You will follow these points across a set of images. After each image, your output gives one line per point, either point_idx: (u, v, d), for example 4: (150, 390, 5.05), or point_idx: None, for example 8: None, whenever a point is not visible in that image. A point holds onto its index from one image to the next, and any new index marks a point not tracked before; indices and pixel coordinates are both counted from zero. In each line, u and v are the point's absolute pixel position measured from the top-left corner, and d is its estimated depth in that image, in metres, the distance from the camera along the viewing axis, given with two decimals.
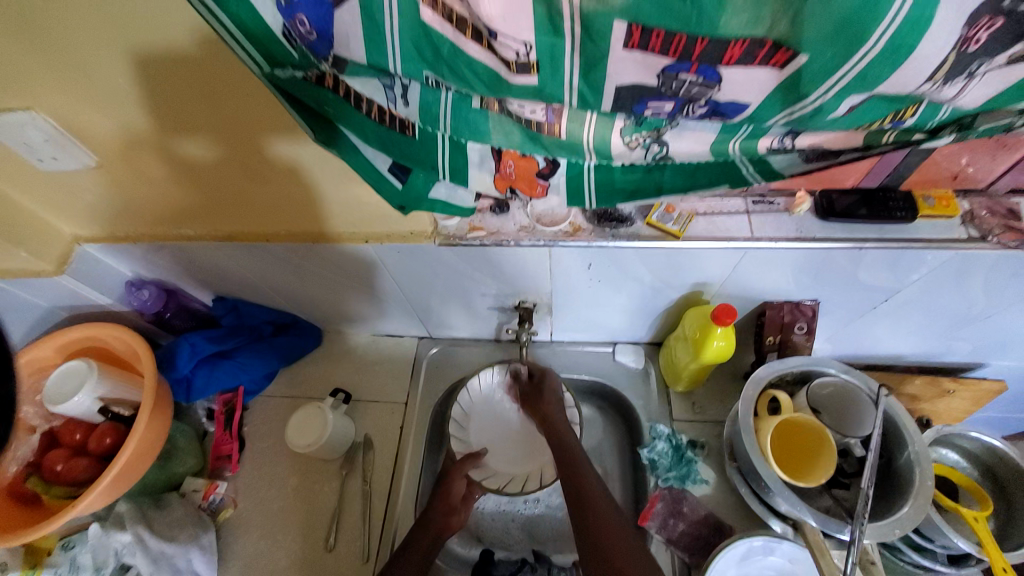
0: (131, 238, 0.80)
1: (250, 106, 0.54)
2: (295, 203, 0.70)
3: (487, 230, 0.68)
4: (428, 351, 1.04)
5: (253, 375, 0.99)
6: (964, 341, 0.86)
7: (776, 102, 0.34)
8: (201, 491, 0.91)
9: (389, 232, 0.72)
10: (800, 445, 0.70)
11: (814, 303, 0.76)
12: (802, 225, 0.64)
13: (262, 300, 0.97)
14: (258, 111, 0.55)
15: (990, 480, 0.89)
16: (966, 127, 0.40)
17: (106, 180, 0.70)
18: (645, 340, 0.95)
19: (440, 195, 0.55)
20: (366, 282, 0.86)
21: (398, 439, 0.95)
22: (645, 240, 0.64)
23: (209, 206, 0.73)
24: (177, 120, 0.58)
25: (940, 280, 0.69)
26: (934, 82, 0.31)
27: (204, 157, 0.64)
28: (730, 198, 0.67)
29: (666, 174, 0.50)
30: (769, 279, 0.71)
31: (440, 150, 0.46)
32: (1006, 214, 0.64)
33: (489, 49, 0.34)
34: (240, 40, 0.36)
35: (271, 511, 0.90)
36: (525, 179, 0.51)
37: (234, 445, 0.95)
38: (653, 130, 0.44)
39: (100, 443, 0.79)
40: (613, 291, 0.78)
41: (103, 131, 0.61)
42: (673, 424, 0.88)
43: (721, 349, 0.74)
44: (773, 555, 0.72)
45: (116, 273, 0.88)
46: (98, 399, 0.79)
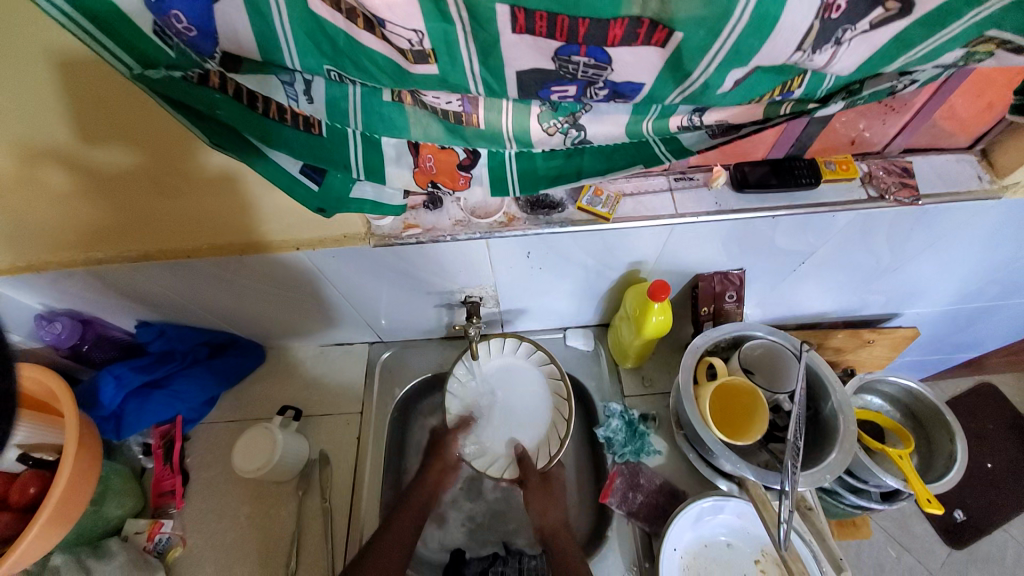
0: (34, 267, 0.73)
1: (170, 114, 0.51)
2: (222, 215, 0.67)
3: (422, 227, 0.67)
4: (380, 356, 1.02)
5: (190, 402, 0.93)
6: (877, 293, 0.94)
7: (668, 79, 0.35)
8: (145, 532, 0.85)
9: (321, 237, 0.70)
10: (738, 406, 0.74)
11: (740, 271, 0.80)
12: (721, 199, 0.68)
13: (193, 321, 0.91)
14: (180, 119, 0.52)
15: (910, 419, 0.98)
16: (855, 92, 0.43)
17: (4, 200, 0.62)
18: (593, 322, 0.97)
19: (366, 194, 0.53)
20: (312, 295, 0.84)
21: (356, 449, 0.92)
22: (578, 225, 0.65)
23: (127, 222, 0.67)
24: (98, 131, 0.53)
25: (849, 239, 0.75)
26: (804, 51, 0.33)
27: (127, 170, 0.59)
28: (654, 177, 0.70)
29: (585, 158, 0.51)
30: (698, 252, 0.75)
31: (352, 147, 0.45)
32: (900, 173, 0.71)
33: (384, 39, 0.33)
34: (100, 39, 0.33)
35: (224, 543, 0.86)
36: (445, 173, 0.50)
37: (176, 479, 0.89)
38: (569, 115, 0.44)
39: (22, 494, 0.71)
40: (557, 277, 0.79)
41: (4, 145, 0.54)
42: (625, 400, 0.91)
43: (660, 323, 0.78)
44: (723, 513, 0.77)
45: (19, 307, 0.80)
46: (16, 447, 0.73)
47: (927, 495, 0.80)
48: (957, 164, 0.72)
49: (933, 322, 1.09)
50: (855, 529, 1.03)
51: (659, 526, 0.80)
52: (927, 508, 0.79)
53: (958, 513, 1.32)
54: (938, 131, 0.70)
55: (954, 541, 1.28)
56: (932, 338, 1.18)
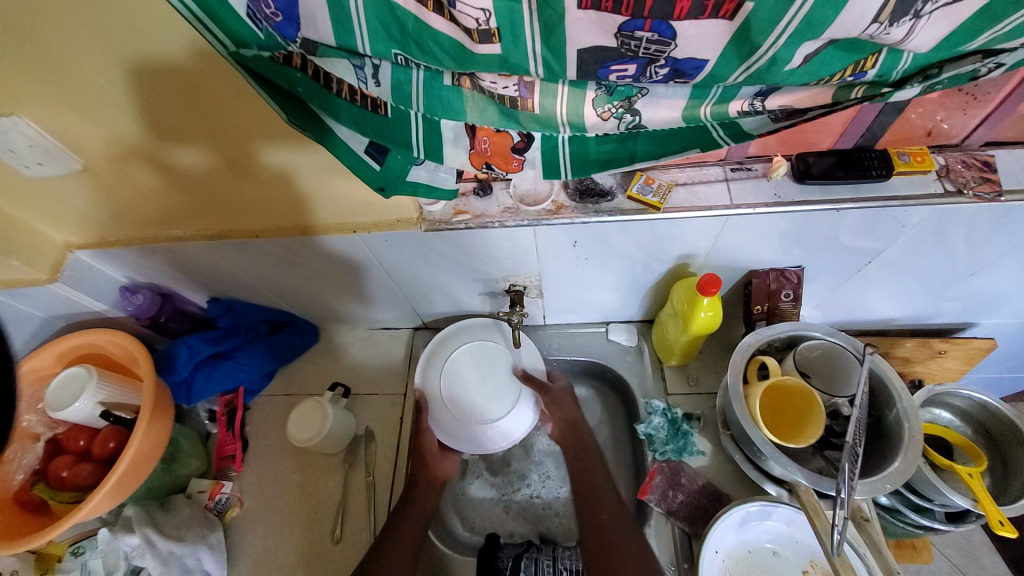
0: (124, 243, 0.81)
1: (239, 114, 0.56)
2: (278, 205, 0.72)
3: (471, 213, 0.69)
4: (424, 342, 1.05)
5: (252, 374, 1.00)
6: (951, 300, 0.87)
7: (733, 57, 0.35)
8: (207, 491, 0.92)
9: (375, 221, 0.73)
10: (790, 407, 0.71)
11: (799, 269, 0.77)
12: (781, 190, 0.65)
13: (256, 299, 0.98)
14: (247, 120, 0.57)
15: (984, 437, 0.90)
16: (932, 77, 0.41)
17: (95, 185, 0.70)
18: (637, 318, 0.96)
19: (421, 177, 0.56)
20: (365, 281, 0.89)
21: (398, 430, 0.96)
22: (628, 214, 0.65)
23: (193, 209, 0.74)
24: (168, 130, 0.59)
25: (922, 238, 0.70)
26: (881, 23, 0.32)
27: (195, 165, 0.65)
28: (708, 167, 0.68)
29: (640, 143, 0.51)
30: (751, 248, 0.73)
31: (414, 128, 0.47)
32: (981, 168, 0.65)
33: (451, 20, 0.35)
34: (202, 18, 0.37)
35: (276, 506, 0.92)
36: (499, 155, 0.51)
37: (236, 445, 0.96)
38: (624, 100, 0.44)
39: (104, 447, 0.80)
40: (602, 269, 0.79)
41: (94, 139, 0.62)
42: (668, 398, 0.90)
43: (708, 319, 0.75)
44: (771, 519, 0.74)
45: (109, 279, 0.88)
46: (99, 403, 0.80)
47: (999, 517, 0.73)
48: None
49: (1016, 337, 1.00)
50: (916, 552, 0.96)
51: (699, 527, 0.78)
52: (998, 532, 0.73)
53: None
54: None
55: None
56: (1012, 353, 1.08)
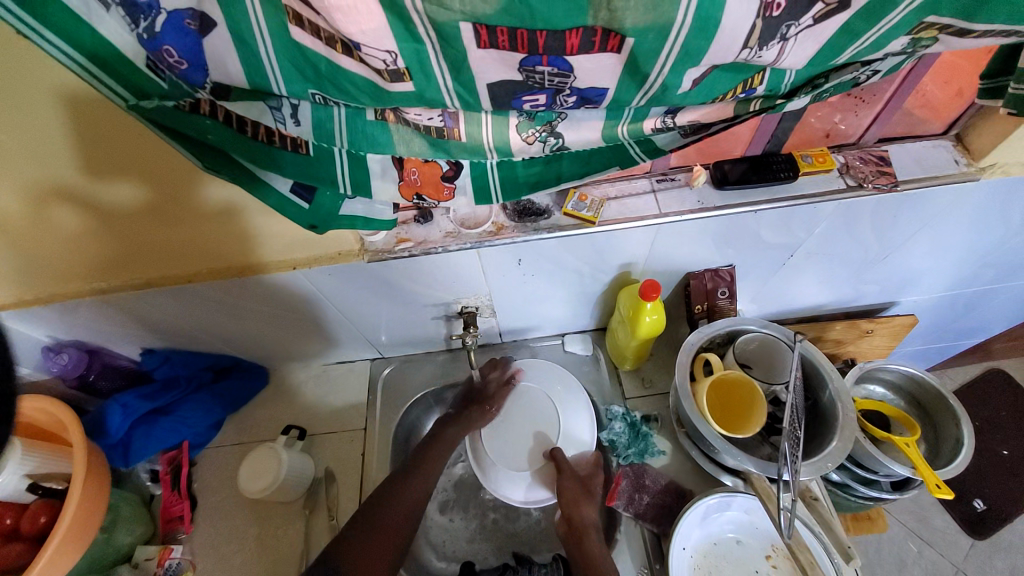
0: (44, 300, 0.75)
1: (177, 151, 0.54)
2: (222, 243, 0.69)
3: (414, 240, 0.69)
4: (381, 372, 1.03)
5: (196, 426, 0.94)
6: (869, 283, 0.95)
7: (629, 83, 0.38)
8: (155, 558, 0.85)
9: (317, 255, 0.72)
10: (736, 400, 0.75)
11: (730, 268, 0.82)
12: (703, 198, 0.70)
13: (196, 346, 0.93)
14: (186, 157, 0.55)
15: (915, 406, 0.98)
16: (819, 85, 0.45)
17: (10, 236, 0.64)
18: (591, 327, 0.98)
19: (356, 211, 0.56)
20: (313, 316, 0.86)
21: (360, 467, 0.93)
22: (566, 229, 0.67)
23: (127, 255, 0.70)
24: (100, 170, 0.56)
25: (834, 230, 0.76)
26: (751, 48, 0.36)
27: (130, 206, 0.62)
28: (636, 179, 0.71)
29: (565, 163, 0.53)
30: (687, 251, 0.77)
31: (337, 164, 0.47)
32: (878, 162, 0.73)
33: (361, 61, 0.35)
34: (97, 74, 0.36)
35: (234, 565, 0.86)
36: (430, 184, 0.52)
37: (184, 504, 0.90)
38: (546, 124, 0.46)
39: (33, 523, 0.72)
40: (550, 283, 0.80)
41: (13, 187, 0.57)
42: (627, 402, 0.92)
43: (653, 323, 0.79)
44: (731, 509, 0.77)
45: (27, 341, 0.81)
46: (26, 475, 0.73)
47: (937, 481, 0.80)
48: (934, 150, 0.74)
49: (931, 310, 1.10)
50: (872, 523, 1.01)
51: (666, 526, 0.80)
52: (937, 494, 0.79)
53: (977, 503, 1.30)
54: (912, 119, 0.73)
55: (973, 531, 1.26)
56: (931, 325, 1.18)
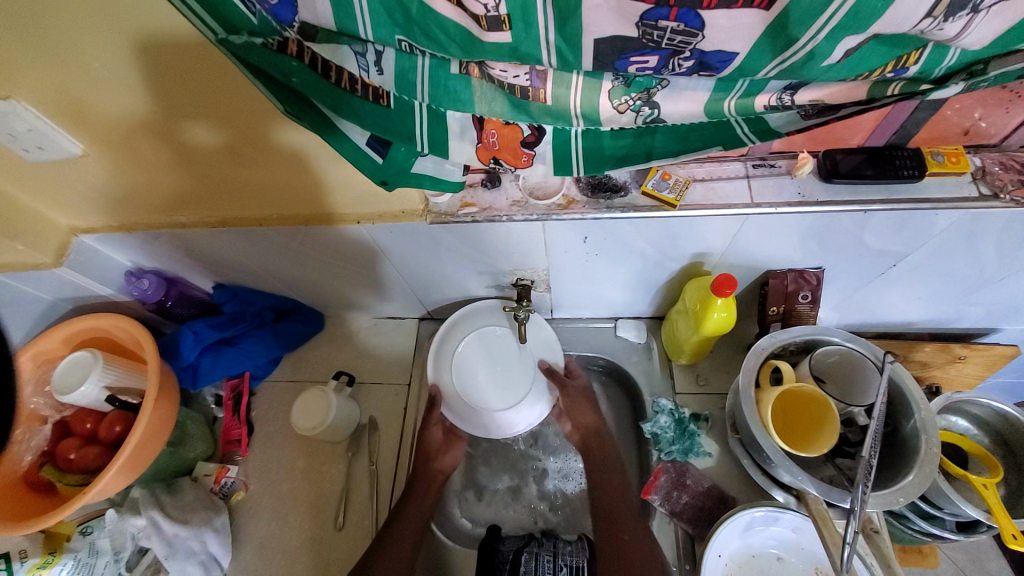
0: (129, 228, 0.80)
1: (246, 93, 0.54)
2: (288, 188, 0.69)
3: (479, 206, 0.66)
4: (429, 333, 1.04)
5: (258, 360, 0.99)
6: (976, 305, 0.83)
7: (765, 49, 0.32)
8: (213, 475, 0.93)
9: (381, 212, 0.71)
10: (805, 415, 0.69)
11: (819, 270, 0.74)
12: (804, 189, 0.62)
13: (260, 285, 0.97)
14: (253, 99, 0.54)
15: (1004, 450, 0.87)
16: (977, 75, 0.38)
17: (103, 164, 0.68)
18: (647, 315, 0.94)
19: (427, 169, 0.53)
20: (368, 270, 0.87)
21: (401, 421, 0.95)
22: (641, 210, 0.62)
23: (200, 192, 0.72)
24: (176, 107, 0.57)
25: (951, 242, 0.66)
26: (934, 19, 0.29)
27: (206, 146, 0.63)
28: (728, 163, 0.65)
29: (657, 138, 0.48)
30: (770, 247, 0.69)
31: (418, 119, 0.44)
32: (1019, 170, 0.61)
33: (459, 5, 0.32)
34: (191, 4, 0.35)
35: (280, 492, 0.92)
36: (508, 149, 0.48)
37: (242, 429, 0.96)
38: (642, 92, 0.42)
39: (110, 431, 0.80)
40: (612, 265, 0.76)
41: (103, 116, 0.59)
42: (676, 397, 0.88)
43: (722, 320, 0.73)
44: (777, 525, 0.73)
45: (114, 263, 0.88)
46: (105, 387, 0.79)
47: (1014, 530, 0.71)
48: None
49: None
50: (921, 556, 0.95)
51: (703, 529, 0.77)
52: (1009, 545, 0.70)
53: None
54: None
55: None
56: None
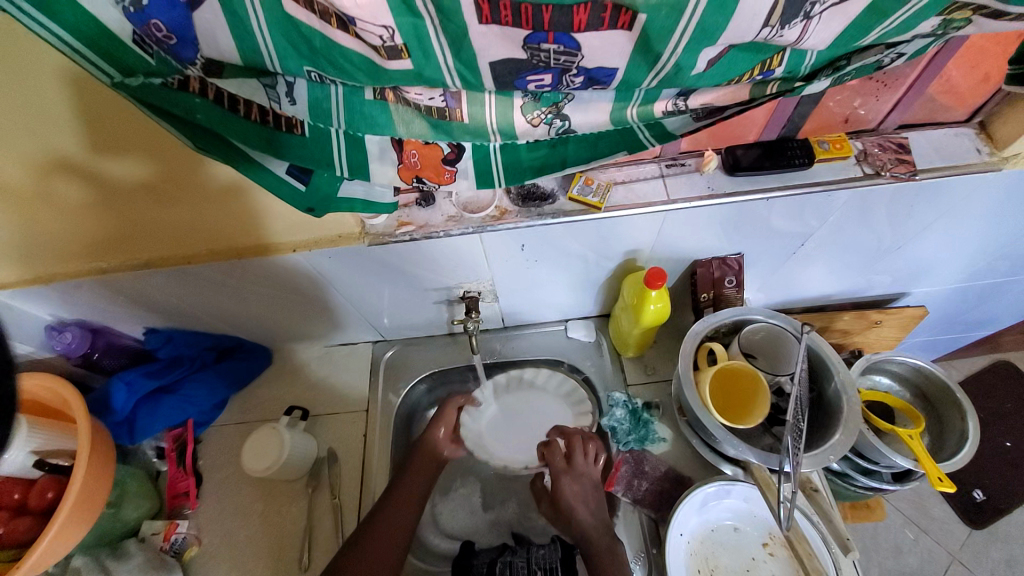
0: (45, 279, 0.75)
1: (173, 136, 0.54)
2: (223, 223, 0.68)
3: (415, 224, 0.67)
4: (384, 355, 1.03)
5: (201, 406, 0.95)
6: (880, 273, 0.93)
7: (640, 63, 0.36)
8: (161, 532, 0.86)
9: (317, 238, 0.70)
10: (739, 392, 0.74)
11: (739, 256, 0.81)
12: (713, 183, 0.67)
13: (199, 325, 0.93)
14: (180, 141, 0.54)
15: (921, 400, 0.97)
16: (841, 68, 0.43)
17: (9, 212, 0.63)
18: (594, 313, 0.98)
19: (356, 192, 0.54)
20: (313, 298, 0.86)
21: (363, 447, 0.94)
22: (571, 214, 0.65)
23: (123, 235, 0.69)
24: (94, 153, 0.56)
25: (848, 218, 0.74)
26: (772, 27, 0.34)
27: (130, 189, 0.61)
28: (644, 164, 0.69)
29: (569, 147, 0.51)
30: (693, 239, 0.75)
31: (335, 145, 0.45)
32: (895, 149, 0.70)
33: (357, 37, 0.34)
34: (86, 54, 0.35)
35: (239, 540, 0.88)
36: (430, 167, 0.50)
37: (190, 480, 0.90)
38: (552, 106, 0.45)
39: (41, 498, 0.74)
40: (553, 268, 0.79)
41: (9, 165, 0.56)
42: (628, 389, 0.92)
43: (657, 311, 0.77)
44: (731, 497, 0.78)
45: (31, 319, 0.82)
46: (32, 453, 0.74)
47: (939, 474, 0.79)
48: (955, 137, 0.71)
49: (942, 302, 1.08)
50: (870, 511, 1.01)
51: (665, 511, 0.81)
52: (939, 488, 0.78)
53: (975, 493, 1.30)
54: (933, 106, 0.69)
55: (970, 522, 1.27)
56: (941, 317, 1.16)
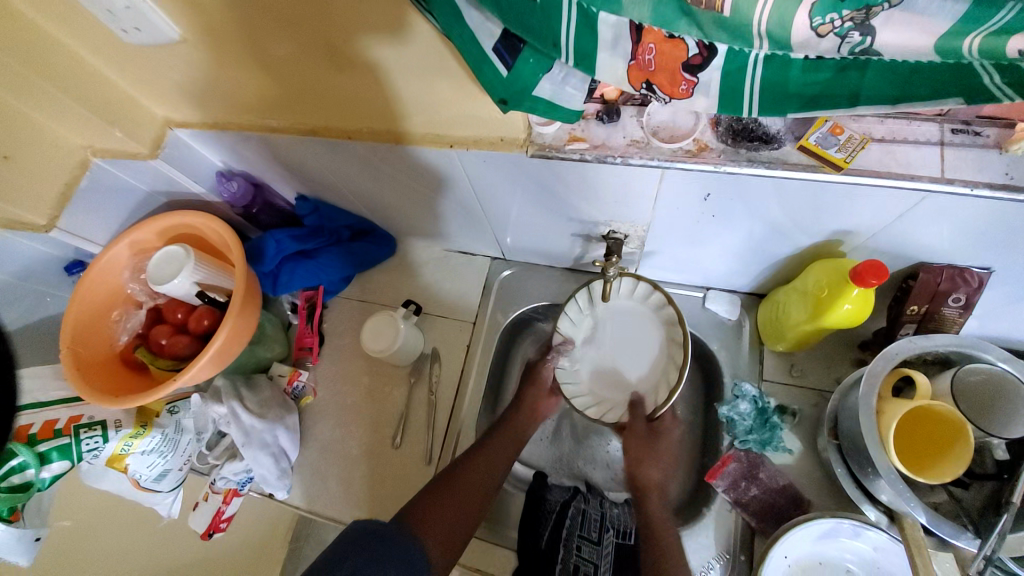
0: (221, 127, 0.78)
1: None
2: (375, 101, 0.64)
3: (589, 141, 0.57)
4: (499, 274, 1.00)
5: (332, 276, 1.00)
6: None
7: None
8: (287, 377, 0.97)
9: (475, 137, 0.63)
10: (930, 436, 0.59)
11: (985, 272, 0.61)
12: (1014, 170, 0.48)
13: (340, 201, 0.95)
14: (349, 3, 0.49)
15: None
16: None
17: (195, 51, 0.64)
18: (744, 289, 0.84)
19: (545, 91, 0.45)
20: (451, 200, 0.82)
21: (464, 357, 0.95)
22: (791, 168, 0.51)
23: (289, 96, 0.68)
24: (267, 8, 0.53)
25: None
26: None
27: (295, 52, 0.59)
28: (919, 122, 0.51)
29: (866, 76, 0.36)
30: (937, 235, 0.56)
31: (563, 24, 0.37)
32: None
33: None
34: None
35: (344, 404, 0.96)
36: (666, 71, 0.39)
37: (314, 338, 0.99)
38: (858, 9, 0.32)
39: (198, 324, 0.85)
40: (725, 228, 0.66)
41: (194, 6, 0.56)
42: (762, 384, 0.80)
43: (850, 313, 0.62)
44: (859, 540, 0.67)
45: (206, 162, 0.88)
46: (195, 283, 0.83)
47: None
48: None
49: None
50: None
51: (769, 526, 0.72)
52: None
53: None
54: None
55: None
56: None
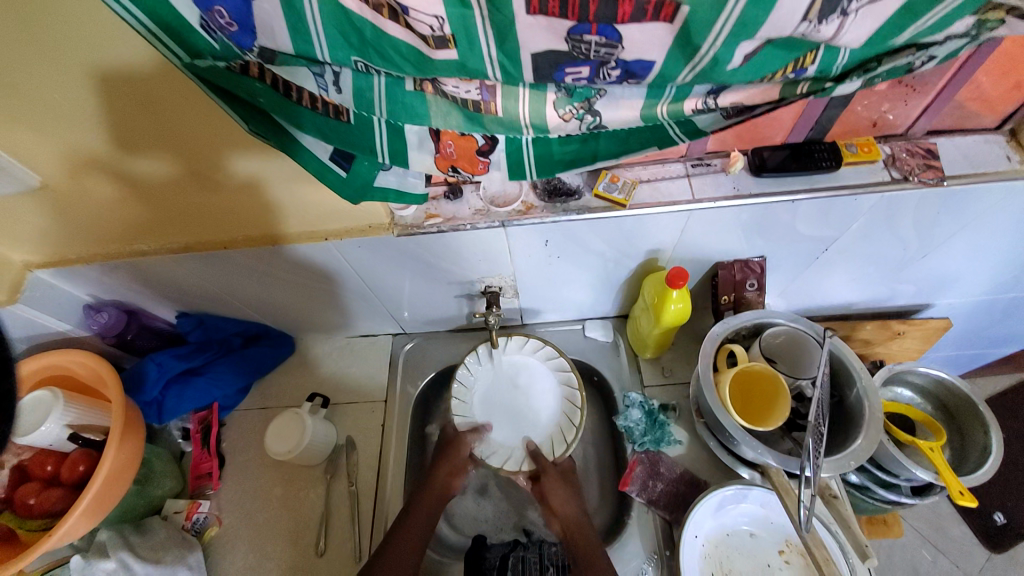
0: (85, 260, 0.78)
1: (200, 124, 0.56)
2: (243, 209, 0.70)
3: (442, 216, 0.69)
4: (403, 347, 1.05)
5: (226, 389, 0.97)
6: (905, 283, 0.91)
7: (678, 57, 0.40)
8: (184, 512, 0.90)
9: (347, 228, 0.73)
10: (759, 393, 0.74)
11: (762, 259, 0.80)
12: (739, 184, 0.68)
13: (226, 311, 0.96)
14: (208, 127, 0.57)
15: (942, 412, 0.93)
16: (870, 70, 0.45)
17: (49, 196, 0.67)
18: (612, 314, 0.98)
19: (389, 182, 0.58)
20: (338, 289, 0.88)
21: (380, 441, 0.95)
22: (596, 212, 0.66)
23: (157, 219, 0.72)
24: (127, 139, 0.58)
25: (873, 223, 0.73)
26: (810, 22, 0.36)
27: (159, 178, 0.65)
28: (671, 163, 0.70)
29: (601, 142, 0.53)
30: (716, 240, 0.75)
31: (377, 133, 0.48)
32: (924, 155, 0.69)
33: (406, 27, 0.37)
34: (161, 36, 0.38)
35: (257, 522, 0.90)
36: (465, 158, 0.53)
37: (212, 462, 0.94)
38: (583, 101, 0.47)
39: (72, 471, 0.77)
40: (573, 266, 0.80)
41: (50, 153, 0.60)
42: (645, 390, 0.92)
43: (679, 311, 0.77)
44: (747, 501, 0.77)
45: (72, 297, 0.86)
46: (66, 426, 0.77)
47: (960, 488, 0.75)
48: (986, 145, 0.70)
49: (965, 315, 1.05)
50: (887, 526, 0.96)
51: (679, 514, 0.80)
52: (959, 501, 0.75)
53: (998, 516, 1.25)
54: (964, 112, 0.68)
55: (997, 547, 1.21)
56: (964, 332, 1.13)
